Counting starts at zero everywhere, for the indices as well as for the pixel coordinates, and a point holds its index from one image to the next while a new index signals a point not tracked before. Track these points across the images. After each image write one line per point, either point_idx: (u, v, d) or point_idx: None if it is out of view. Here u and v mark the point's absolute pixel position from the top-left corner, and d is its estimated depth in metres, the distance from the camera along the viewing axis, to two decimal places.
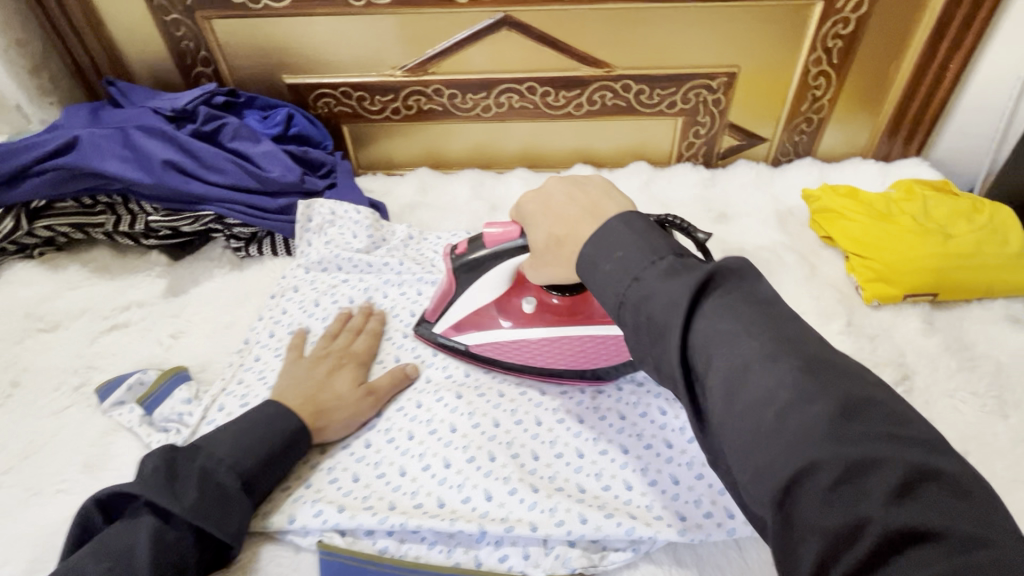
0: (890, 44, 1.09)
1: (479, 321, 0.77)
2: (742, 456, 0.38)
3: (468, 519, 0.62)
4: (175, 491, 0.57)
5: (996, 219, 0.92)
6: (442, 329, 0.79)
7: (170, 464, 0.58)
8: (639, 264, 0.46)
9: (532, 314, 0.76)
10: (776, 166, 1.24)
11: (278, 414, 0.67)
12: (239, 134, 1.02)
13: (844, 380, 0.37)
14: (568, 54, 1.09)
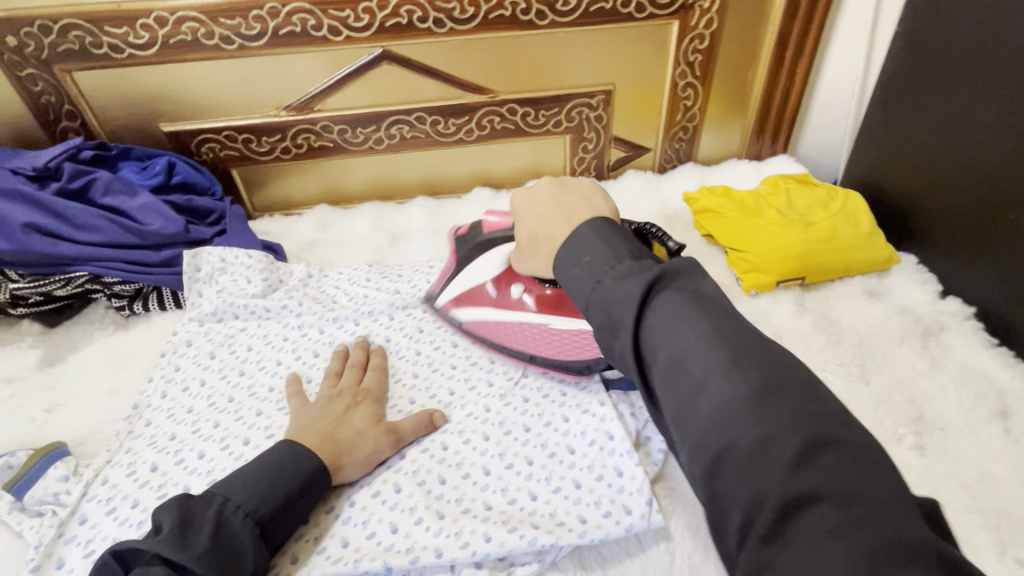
0: (743, 55, 1.19)
1: (471, 297, 0.85)
2: (680, 435, 0.40)
3: (373, 556, 0.61)
4: (189, 541, 0.52)
5: (847, 206, 1.02)
6: (442, 303, 0.89)
7: (187, 515, 0.54)
8: (602, 267, 0.47)
9: (518, 301, 0.83)
10: (663, 173, 1.32)
11: (291, 456, 0.62)
12: (111, 187, 0.97)
13: (769, 368, 0.39)
14: (450, 83, 1.12)
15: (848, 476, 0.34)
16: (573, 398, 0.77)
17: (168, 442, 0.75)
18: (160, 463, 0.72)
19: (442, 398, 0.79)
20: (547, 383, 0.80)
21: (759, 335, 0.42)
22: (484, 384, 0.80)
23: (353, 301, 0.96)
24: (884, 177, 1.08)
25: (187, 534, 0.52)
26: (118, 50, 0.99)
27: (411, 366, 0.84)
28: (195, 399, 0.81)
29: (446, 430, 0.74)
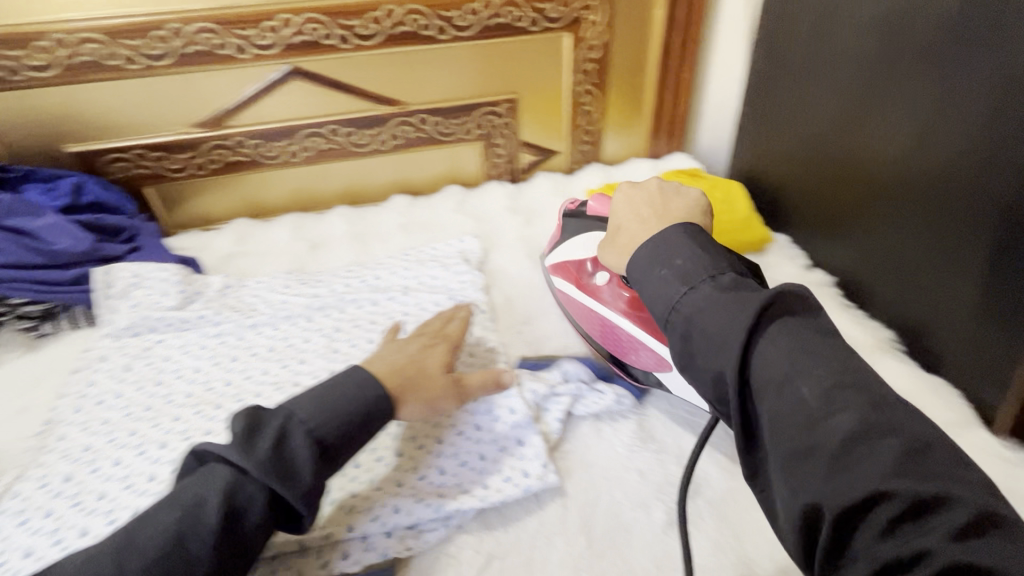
0: (634, 63, 1.31)
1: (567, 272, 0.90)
2: (800, 476, 0.42)
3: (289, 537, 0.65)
4: (250, 446, 0.54)
5: (728, 195, 1.14)
6: (551, 261, 0.94)
7: (253, 424, 0.56)
8: (697, 276, 0.53)
9: (597, 287, 0.85)
10: (572, 173, 1.41)
11: (362, 383, 0.63)
12: (14, 209, 0.96)
13: (907, 422, 0.42)
14: (360, 96, 1.17)
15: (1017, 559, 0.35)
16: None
17: (82, 453, 0.76)
18: (75, 473, 0.74)
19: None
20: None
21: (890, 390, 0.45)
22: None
23: (271, 308, 0.99)
24: (761, 168, 1.21)
25: (248, 441, 0.55)
26: (15, 72, 1.00)
27: (328, 364, 0.88)
28: (111, 411, 0.82)
29: None
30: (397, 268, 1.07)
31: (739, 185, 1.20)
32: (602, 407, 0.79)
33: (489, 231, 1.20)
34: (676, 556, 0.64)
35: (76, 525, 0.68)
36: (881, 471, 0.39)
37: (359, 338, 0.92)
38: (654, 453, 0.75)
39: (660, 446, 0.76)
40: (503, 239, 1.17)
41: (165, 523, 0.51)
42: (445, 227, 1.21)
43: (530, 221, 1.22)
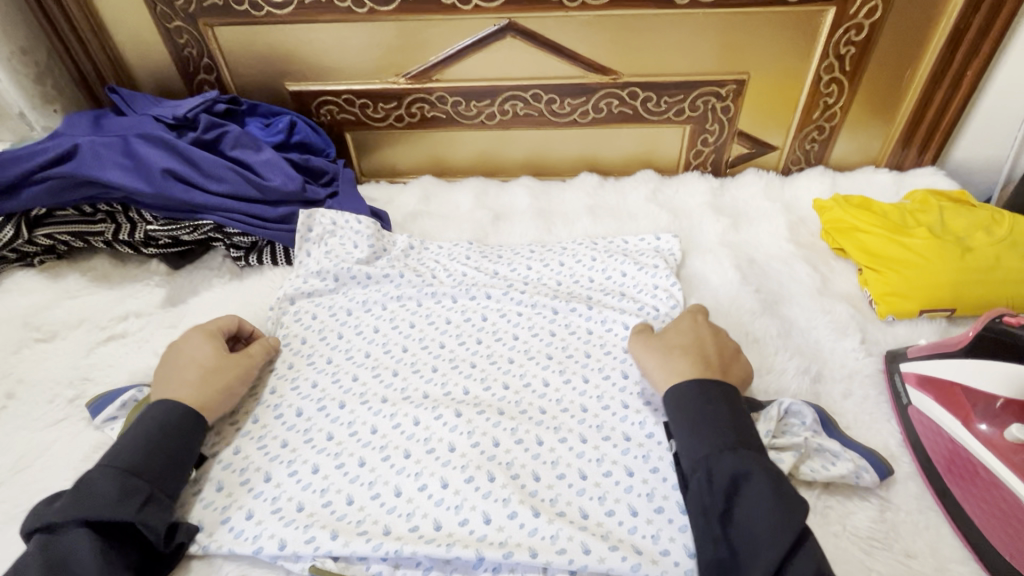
0: (906, 50, 1.05)
1: (951, 400, 0.67)
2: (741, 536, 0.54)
3: (465, 543, 0.60)
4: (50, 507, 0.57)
5: (1016, 231, 0.87)
6: (907, 372, 0.72)
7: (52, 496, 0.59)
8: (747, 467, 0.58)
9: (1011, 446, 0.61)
10: (786, 175, 1.21)
11: (154, 410, 0.66)
12: (240, 142, 1.01)
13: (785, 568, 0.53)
14: (574, 61, 1.07)
15: None
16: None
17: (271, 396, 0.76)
18: (262, 415, 0.74)
19: (537, 388, 0.75)
20: (645, 387, 0.74)
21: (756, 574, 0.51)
22: (580, 380, 0.76)
23: (451, 278, 0.93)
24: None
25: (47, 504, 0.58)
26: (257, 8, 1.02)
27: (509, 351, 0.81)
28: (296, 355, 0.82)
29: (542, 426, 0.71)
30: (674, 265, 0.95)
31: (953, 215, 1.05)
32: (833, 476, 0.64)
33: (687, 231, 1.05)
34: None
35: (262, 467, 0.68)
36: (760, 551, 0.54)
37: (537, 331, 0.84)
38: (899, 556, 0.59)
39: (911, 553, 0.60)
40: (705, 243, 1.02)
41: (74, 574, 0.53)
42: (637, 217, 1.08)
43: (737, 224, 1.06)
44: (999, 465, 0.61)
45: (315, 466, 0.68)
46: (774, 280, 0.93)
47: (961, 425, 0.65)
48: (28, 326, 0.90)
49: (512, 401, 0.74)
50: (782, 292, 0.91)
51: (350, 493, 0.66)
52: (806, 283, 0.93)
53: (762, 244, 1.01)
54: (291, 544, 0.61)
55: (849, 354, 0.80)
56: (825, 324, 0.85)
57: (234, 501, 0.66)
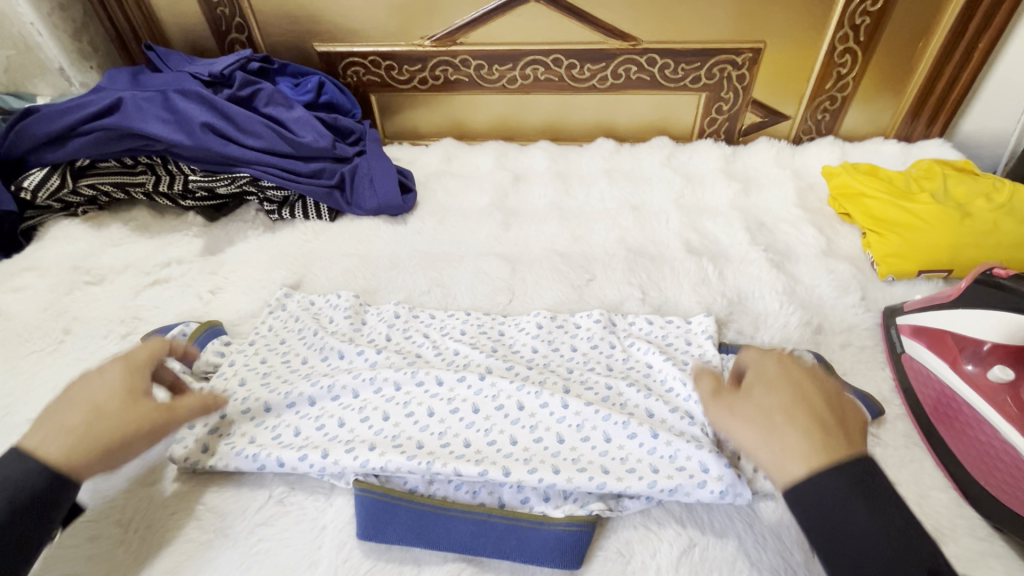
0: (921, 21, 1.08)
1: (941, 345, 0.72)
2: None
3: (491, 459, 0.65)
4: None
5: (1015, 199, 0.92)
6: (904, 323, 0.78)
7: None
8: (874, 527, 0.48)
9: (991, 388, 0.67)
10: (797, 144, 1.25)
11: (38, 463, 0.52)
12: (273, 99, 1.05)
13: None
14: (595, 27, 1.10)
15: None
16: None
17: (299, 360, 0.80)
18: (309, 356, 0.80)
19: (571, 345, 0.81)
20: (674, 354, 0.78)
21: None
22: (608, 346, 0.80)
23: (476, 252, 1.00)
24: None
25: None
26: None
27: (533, 319, 0.86)
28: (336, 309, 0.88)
29: (568, 375, 0.76)
30: (693, 245, 0.98)
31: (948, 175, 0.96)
32: None
33: (700, 196, 1.09)
34: None
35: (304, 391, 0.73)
36: None
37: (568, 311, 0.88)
38: None
39: (896, 481, 0.66)
40: (717, 207, 1.06)
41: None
42: (652, 182, 1.12)
43: (748, 189, 1.10)
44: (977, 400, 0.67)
45: (354, 391, 0.74)
46: (781, 242, 0.98)
47: (949, 368, 0.70)
48: (78, 270, 0.96)
49: (543, 358, 0.80)
50: (788, 253, 0.96)
51: (385, 410, 0.72)
52: (812, 245, 0.97)
53: (771, 208, 1.06)
54: (333, 454, 0.66)
55: (850, 310, 0.86)
56: (828, 283, 0.90)
57: (282, 423, 0.72)
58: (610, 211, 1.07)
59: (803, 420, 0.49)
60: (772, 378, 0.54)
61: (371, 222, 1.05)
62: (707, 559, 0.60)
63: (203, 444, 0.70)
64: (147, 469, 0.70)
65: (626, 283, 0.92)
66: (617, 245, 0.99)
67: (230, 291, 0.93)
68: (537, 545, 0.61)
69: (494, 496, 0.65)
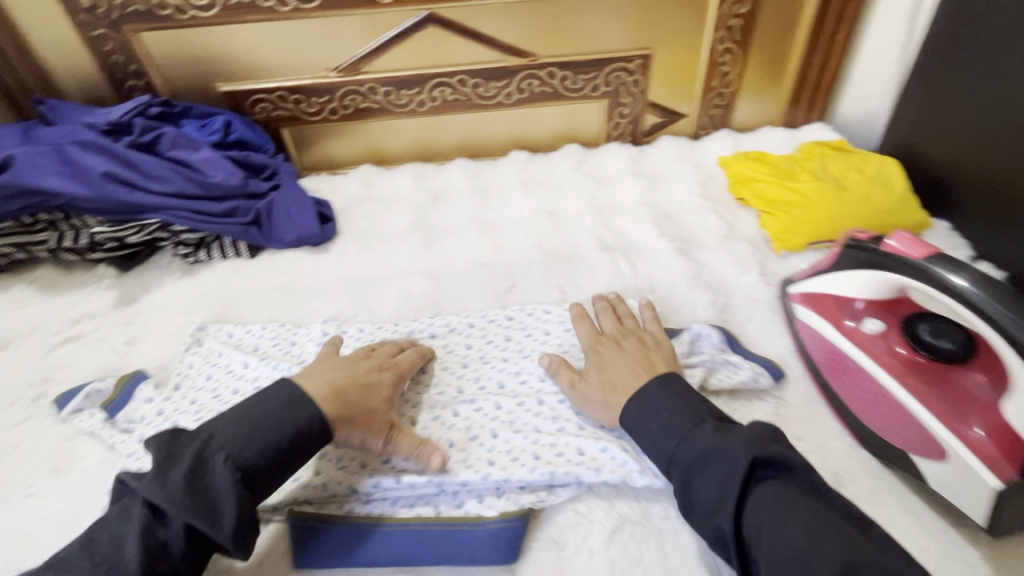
0: (784, 19, 1.19)
1: (824, 308, 0.79)
2: (720, 483, 0.54)
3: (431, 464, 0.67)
4: (161, 478, 0.54)
5: (879, 171, 1.05)
6: (795, 291, 0.85)
7: (168, 453, 0.56)
8: (682, 427, 0.59)
9: (870, 337, 0.73)
10: (697, 139, 1.34)
11: (293, 402, 0.61)
12: (178, 142, 1.04)
13: (759, 514, 0.51)
14: (493, 46, 1.16)
15: (794, 541, 0.49)
16: None
17: (230, 395, 0.78)
18: (241, 387, 0.79)
19: (499, 343, 0.84)
20: None
21: (761, 508, 0.52)
22: (539, 334, 0.84)
23: (400, 273, 1.01)
24: (920, 143, 1.09)
25: (165, 468, 0.55)
26: (181, 11, 1.05)
27: (465, 318, 0.89)
28: (260, 339, 0.89)
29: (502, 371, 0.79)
30: (606, 243, 1.03)
31: (807, 147, 1.14)
32: (737, 382, 0.75)
33: (611, 196, 1.15)
34: None
35: None
36: (756, 499, 0.52)
37: (495, 308, 0.91)
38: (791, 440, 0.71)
39: (800, 436, 0.72)
40: (626, 205, 1.13)
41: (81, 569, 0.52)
42: (565, 187, 1.18)
43: (654, 185, 1.17)
44: (855, 352, 0.73)
45: None
46: (686, 231, 1.05)
47: (832, 326, 0.77)
48: None
49: (475, 356, 0.82)
50: (693, 240, 1.03)
51: None
52: (714, 230, 1.05)
53: (676, 200, 1.13)
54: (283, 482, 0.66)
55: (751, 287, 0.93)
56: (729, 263, 0.97)
57: None
58: (527, 219, 1.11)
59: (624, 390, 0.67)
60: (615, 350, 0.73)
61: (292, 255, 1.05)
62: (637, 534, 0.64)
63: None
64: (70, 532, 0.67)
65: (546, 285, 0.96)
66: (536, 251, 1.03)
67: (150, 340, 0.91)
68: (473, 546, 0.63)
69: (431, 506, 0.66)
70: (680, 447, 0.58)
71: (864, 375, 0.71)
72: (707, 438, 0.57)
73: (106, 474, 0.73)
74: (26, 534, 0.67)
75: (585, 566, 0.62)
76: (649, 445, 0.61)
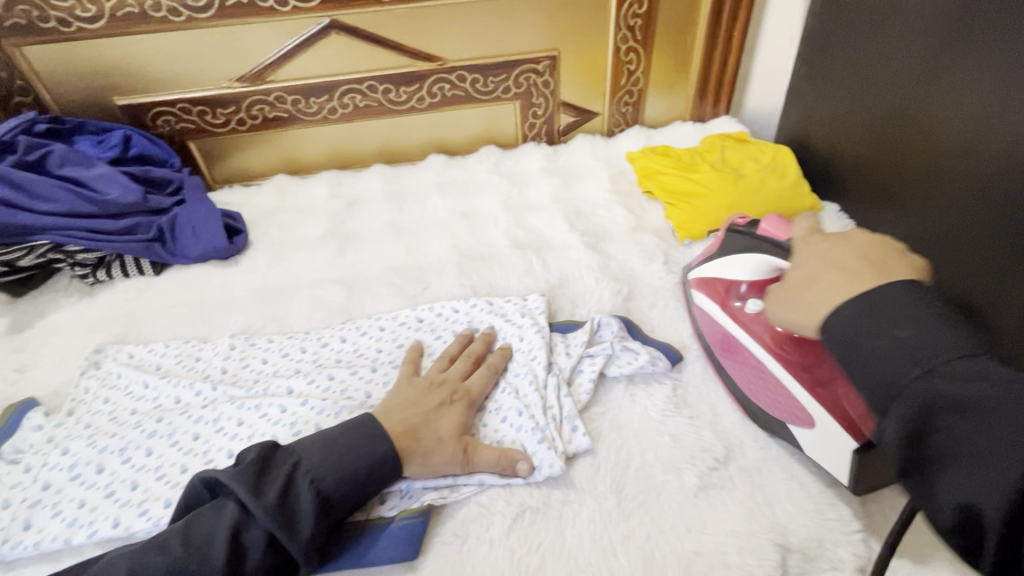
0: (681, 19, 1.24)
1: (715, 291, 0.81)
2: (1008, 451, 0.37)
3: None
4: (261, 485, 0.56)
5: (773, 159, 1.11)
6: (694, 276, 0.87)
7: (266, 463, 0.58)
8: (926, 355, 0.42)
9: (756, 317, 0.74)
10: (611, 136, 1.38)
11: (361, 427, 0.63)
12: (68, 159, 1.00)
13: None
14: (400, 52, 1.16)
15: None
16: (539, 326, 0.83)
17: (128, 416, 0.77)
18: (140, 408, 0.78)
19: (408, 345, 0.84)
20: (502, 327, 0.84)
21: None
22: (448, 333, 0.85)
23: (312, 281, 1.00)
24: (810, 132, 1.15)
25: (262, 480, 0.56)
26: (66, 23, 1.01)
27: (376, 322, 0.89)
28: (163, 356, 0.86)
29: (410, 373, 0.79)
30: (519, 241, 1.05)
31: (714, 138, 1.19)
32: (635, 367, 0.78)
33: (526, 195, 1.17)
34: (707, 518, 0.65)
35: (142, 444, 0.72)
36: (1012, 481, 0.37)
37: (406, 311, 0.91)
38: (686, 419, 0.74)
39: (694, 414, 0.75)
40: (540, 203, 1.15)
41: (170, 555, 0.52)
42: (481, 188, 1.19)
43: (568, 183, 1.20)
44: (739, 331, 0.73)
45: (195, 434, 0.73)
46: (597, 225, 1.08)
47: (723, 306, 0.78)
48: None
49: (384, 359, 0.83)
50: (603, 233, 1.06)
51: (229, 449, 0.70)
52: (623, 223, 1.08)
53: (588, 196, 1.16)
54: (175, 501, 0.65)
55: (654, 275, 0.96)
56: (635, 254, 1.01)
57: (115, 478, 0.69)
58: (443, 221, 1.12)
59: (836, 278, 0.50)
60: (801, 250, 0.57)
61: (200, 270, 1.02)
62: (536, 521, 0.65)
63: (21, 523, 0.66)
64: None
65: (458, 285, 0.97)
66: (450, 252, 1.04)
67: (43, 366, 0.87)
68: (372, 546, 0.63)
69: None
70: (919, 386, 0.41)
71: (752, 356, 0.72)
72: (977, 379, 0.40)
73: None
74: None
75: (485, 557, 0.63)
76: (871, 374, 0.44)
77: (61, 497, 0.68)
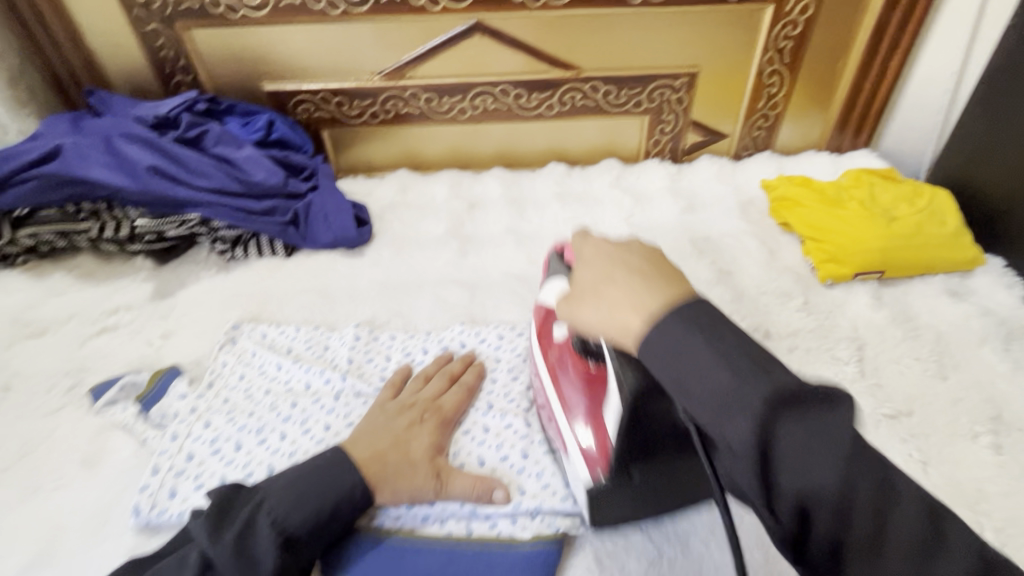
0: (836, 43, 1.17)
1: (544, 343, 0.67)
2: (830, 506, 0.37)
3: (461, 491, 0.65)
4: (221, 533, 0.54)
5: (934, 202, 1.01)
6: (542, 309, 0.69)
7: (226, 505, 0.56)
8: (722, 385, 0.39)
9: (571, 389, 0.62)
10: (738, 159, 1.31)
11: (339, 463, 0.60)
12: (222, 139, 1.05)
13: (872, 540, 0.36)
14: (538, 58, 1.15)
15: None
16: None
17: (261, 395, 0.78)
18: (272, 388, 0.80)
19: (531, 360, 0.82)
20: None
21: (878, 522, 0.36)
22: None
23: (435, 280, 1.00)
24: (975, 176, 1.05)
25: (220, 523, 0.55)
26: (233, 10, 1.06)
27: (496, 330, 0.87)
28: (293, 340, 0.88)
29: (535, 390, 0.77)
30: None
31: (860, 176, 1.09)
32: None
33: (650, 214, 1.13)
34: None
35: (276, 427, 0.72)
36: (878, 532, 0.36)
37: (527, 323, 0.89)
38: None
39: None
40: (665, 224, 1.11)
41: None
42: (603, 203, 1.16)
43: (693, 207, 1.15)
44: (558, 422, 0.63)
45: (326, 424, 0.72)
46: (727, 253, 1.03)
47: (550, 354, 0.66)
48: (18, 323, 0.92)
49: (505, 370, 0.81)
50: (734, 263, 1.00)
51: None
52: (755, 255, 1.02)
53: (717, 222, 1.10)
54: None
55: (793, 315, 0.91)
56: (772, 290, 0.95)
57: (251, 459, 0.69)
58: (564, 233, 1.09)
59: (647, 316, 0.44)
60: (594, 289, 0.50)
61: (328, 256, 1.05)
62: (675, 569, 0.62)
63: (168, 490, 0.68)
64: (102, 527, 0.68)
65: None
66: None
67: (185, 336, 0.91)
68: (506, 569, 0.61)
69: (462, 524, 0.64)
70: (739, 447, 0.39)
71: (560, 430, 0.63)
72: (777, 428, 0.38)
73: (139, 470, 0.73)
74: (57, 527, 0.68)
75: None
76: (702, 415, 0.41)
77: (204, 470, 0.69)
